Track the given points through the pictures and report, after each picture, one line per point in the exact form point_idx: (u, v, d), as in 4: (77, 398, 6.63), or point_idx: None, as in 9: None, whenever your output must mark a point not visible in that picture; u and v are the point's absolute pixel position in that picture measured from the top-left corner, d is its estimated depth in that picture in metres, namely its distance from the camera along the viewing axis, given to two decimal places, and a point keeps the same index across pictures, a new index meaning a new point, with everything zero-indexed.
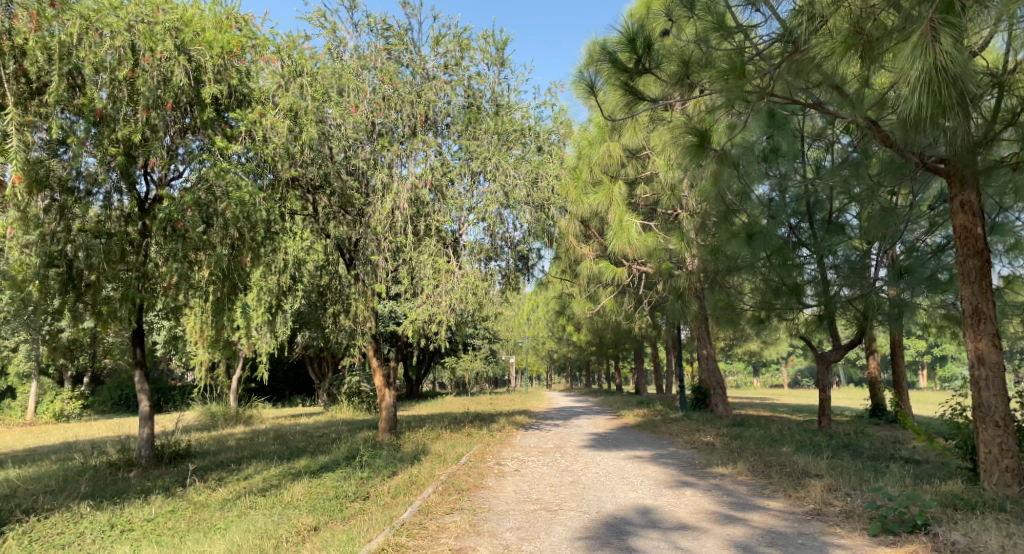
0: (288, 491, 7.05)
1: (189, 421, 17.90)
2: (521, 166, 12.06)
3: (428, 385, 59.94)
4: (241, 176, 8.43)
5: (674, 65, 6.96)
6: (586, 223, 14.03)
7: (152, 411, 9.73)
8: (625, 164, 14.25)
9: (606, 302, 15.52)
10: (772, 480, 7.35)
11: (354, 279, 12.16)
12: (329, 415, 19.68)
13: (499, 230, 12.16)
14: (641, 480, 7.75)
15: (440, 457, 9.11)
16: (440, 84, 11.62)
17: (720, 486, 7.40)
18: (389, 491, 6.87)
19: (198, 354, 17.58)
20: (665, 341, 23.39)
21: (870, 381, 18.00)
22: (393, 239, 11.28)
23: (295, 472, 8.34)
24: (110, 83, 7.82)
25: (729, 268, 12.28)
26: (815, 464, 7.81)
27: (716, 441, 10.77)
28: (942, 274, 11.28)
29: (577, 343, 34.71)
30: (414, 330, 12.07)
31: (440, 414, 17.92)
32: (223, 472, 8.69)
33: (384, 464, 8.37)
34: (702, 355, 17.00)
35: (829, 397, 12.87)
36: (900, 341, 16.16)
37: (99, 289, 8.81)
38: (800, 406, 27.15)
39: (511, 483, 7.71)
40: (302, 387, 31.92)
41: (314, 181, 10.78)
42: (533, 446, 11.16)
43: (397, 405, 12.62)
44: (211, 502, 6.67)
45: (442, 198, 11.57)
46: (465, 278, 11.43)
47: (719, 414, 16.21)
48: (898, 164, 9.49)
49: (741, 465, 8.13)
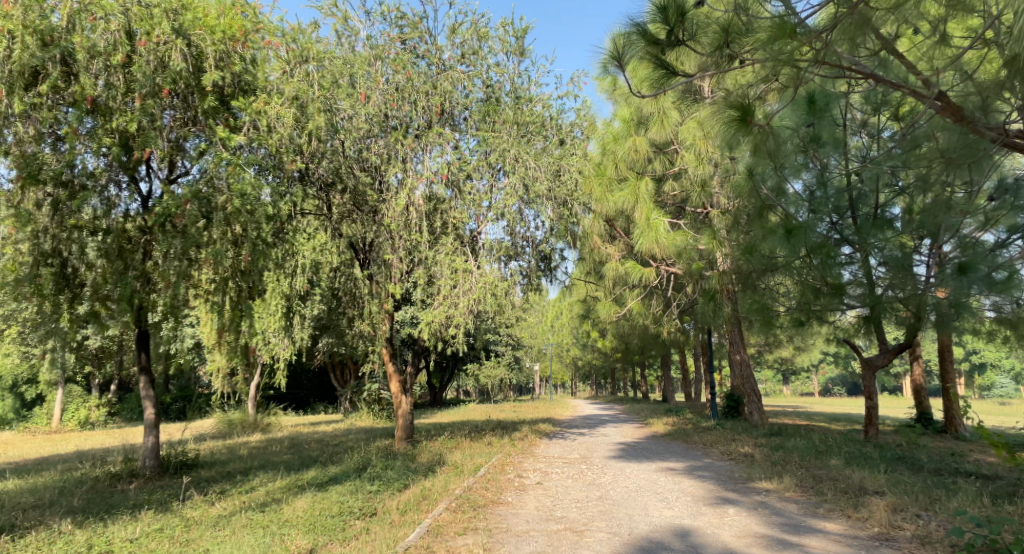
0: (290, 507, 6.47)
1: (206, 429, 17.53)
2: (543, 158, 11.50)
3: (452, 392, 59.38)
4: (246, 168, 7.96)
5: (712, 34, 6.29)
6: (612, 222, 13.32)
7: (158, 419, 9.32)
8: (652, 159, 13.54)
9: (633, 305, 14.80)
10: (825, 499, 6.58)
11: (368, 280, 11.66)
12: (348, 422, 19.21)
13: (520, 228, 11.60)
14: (677, 497, 7.03)
15: (456, 468, 8.48)
16: (457, 74, 11.12)
17: (765, 503, 6.64)
18: (398, 507, 6.26)
19: (214, 361, 17.22)
20: (694, 346, 22.59)
21: (914, 389, 16.95)
22: (408, 238, 10.73)
23: (302, 485, 7.80)
24: (104, 70, 7.46)
25: (766, 267, 11.49)
26: (873, 479, 7.01)
27: (755, 452, 9.97)
28: (1000, 273, 10.03)
29: (603, 350, 33.90)
30: (430, 334, 11.48)
31: (461, 422, 17.33)
32: (226, 484, 8.16)
33: (396, 477, 7.76)
34: (734, 360, 16.13)
35: (876, 405, 11.96)
36: (949, 346, 15.14)
37: (97, 289, 8.30)
38: (835, 415, 26.04)
39: (532, 498, 7.03)
40: (325, 395, 31.58)
41: (325, 178, 10.30)
42: (557, 456, 10.47)
43: (414, 413, 12.06)
44: (206, 520, 6.12)
45: (459, 194, 11.00)
46: (484, 278, 10.80)
47: (754, 423, 15.33)
48: (964, 140, 8.66)
49: (787, 479, 7.36)
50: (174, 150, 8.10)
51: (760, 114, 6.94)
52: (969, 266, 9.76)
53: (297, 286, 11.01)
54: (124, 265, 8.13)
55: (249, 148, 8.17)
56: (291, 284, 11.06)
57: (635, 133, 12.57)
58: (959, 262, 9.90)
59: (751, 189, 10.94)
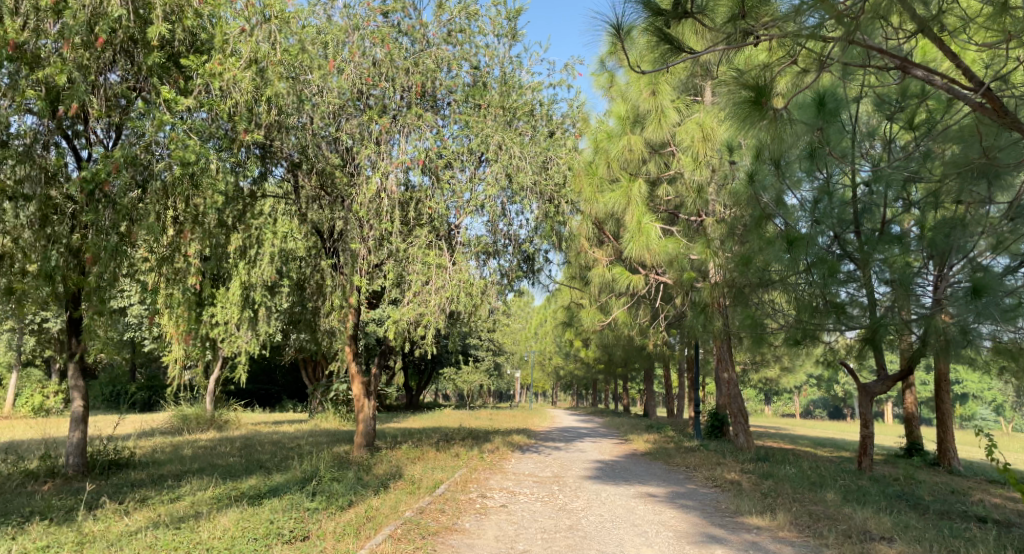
0: (210, 524, 5.54)
1: (159, 424, 16.40)
2: (529, 148, 10.64)
3: (431, 395, 58.26)
4: (190, 134, 7.03)
5: (725, 5, 5.49)
6: (601, 225, 12.54)
7: (88, 412, 8.29)
8: (646, 161, 12.76)
9: (618, 313, 13.99)
10: (825, 543, 5.76)
11: (335, 271, 10.77)
12: (313, 423, 18.18)
13: (501, 225, 10.78)
14: (657, 531, 6.16)
15: (412, 484, 7.58)
16: (444, 54, 10.26)
17: (757, 544, 5.80)
18: (335, 532, 5.38)
19: (172, 351, 16.16)
20: (680, 361, 21.86)
21: (905, 417, 16.23)
22: (379, 226, 9.90)
23: (237, 496, 6.86)
24: (33, 13, 6.60)
25: (760, 281, 10.77)
26: (877, 521, 6.20)
27: (742, 479, 9.16)
28: (1012, 301, 8.66)
29: (586, 360, 33.10)
30: (398, 334, 10.55)
31: (432, 428, 16.43)
32: (150, 490, 7.22)
33: (341, 491, 6.86)
34: (721, 378, 15.28)
35: (873, 434, 11.18)
36: (945, 374, 14.44)
37: (22, 263, 7.29)
38: (820, 439, 25.38)
39: (493, 525, 6.14)
40: (297, 392, 30.46)
41: (290, 155, 9.52)
42: (528, 474, 9.55)
43: (377, 418, 11.15)
44: (107, 537, 5.19)
45: (436, 182, 10.12)
46: (458, 275, 9.98)
47: (739, 446, 14.46)
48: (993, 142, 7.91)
49: (780, 515, 6.54)
50: (112, 112, 7.21)
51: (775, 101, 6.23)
52: (986, 286, 8.52)
53: (264, 275, 10.16)
54: (49, 236, 7.05)
55: (201, 114, 7.34)
56: (257, 273, 10.19)
57: (630, 132, 12.01)
58: (974, 282, 8.66)
59: (750, 197, 10.58)
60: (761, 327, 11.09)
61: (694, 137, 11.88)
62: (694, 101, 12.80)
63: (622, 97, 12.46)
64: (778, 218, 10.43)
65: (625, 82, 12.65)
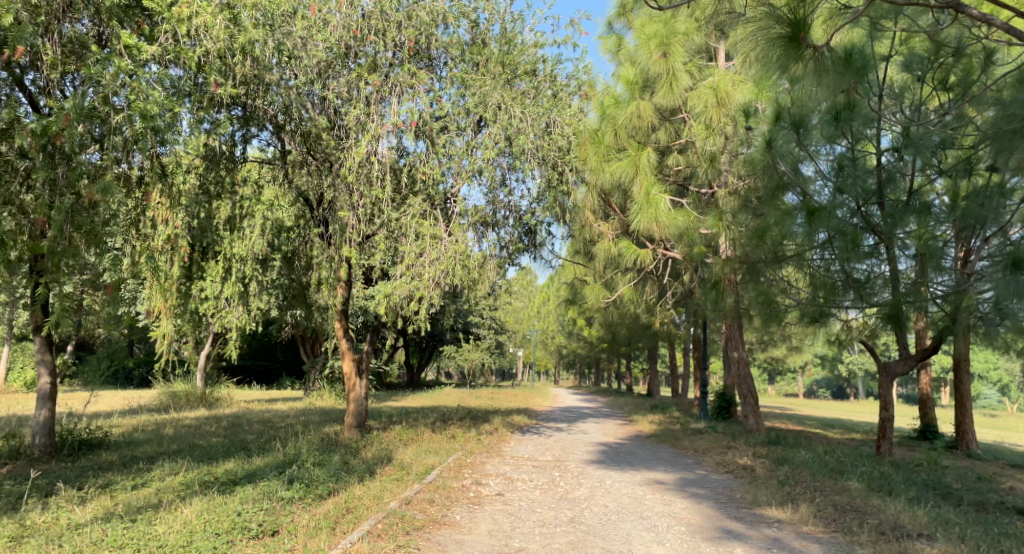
0: (169, 516, 4.95)
1: (148, 402, 15.89)
2: (531, 110, 9.96)
3: (432, 373, 57.86)
4: (154, 85, 6.34)
5: None
6: (606, 196, 11.81)
7: (55, 389, 7.75)
8: (655, 128, 12.01)
9: (624, 290, 13.35)
10: (857, 540, 5.15)
11: (326, 243, 10.18)
12: (307, 402, 17.65)
13: (501, 194, 10.11)
14: (668, 526, 5.56)
15: (402, 470, 7.01)
16: (439, 7, 9.51)
17: (780, 542, 5.19)
18: (308, 527, 4.80)
19: (161, 326, 15.60)
20: (687, 340, 21.25)
21: (920, 399, 15.59)
22: (369, 193, 9.23)
23: (207, 481, 6.29)
24: None
25: (774, 257, 10.00)
26: (911, 515, 5.59)
27: (756, 464, 8.58)
28: None
29: (589, 339, 32.49)
30: (389, 309, 9.94)
31: (430, 408, 15.89)
32: (115, 474, 6.66)
33: (321, 479, 6.28)
34: (731, 357, 14.65)
35: (892, 417, 10.55)
36: (964, 356, 13.78)
37: None
38: (827, 421, 24.80)
39: (486, 517, 5.56)
40: (295, 369, 30.03)
41: (274, 117, 8.89)
42: (528, 457, 8.99)
43: (369, 398, 10.57)
44: (50, 531, 4.62)
45: (431, 147, 9.47)
46: (455, 246, 9.37)
47: (748, 428, 13.85)
48: None
49: (803, 508, 5.93)
50: (68, 58, 6.51)
51: (814, 35, 5.64)
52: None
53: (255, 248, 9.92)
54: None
55: (174, 68, 6.78)
56: (248, 246, 9.97)
57: (639, 97, 11.13)
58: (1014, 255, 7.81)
59: (767, 165, 9.80)
60: (776, 306, 10.31)
61: (707, 101, 10.97)
62: (707, 66, 12.02)
63: (631, 60, 11.70)
64: (794, 190, 9.60)
65: (634, 45, 11.88)
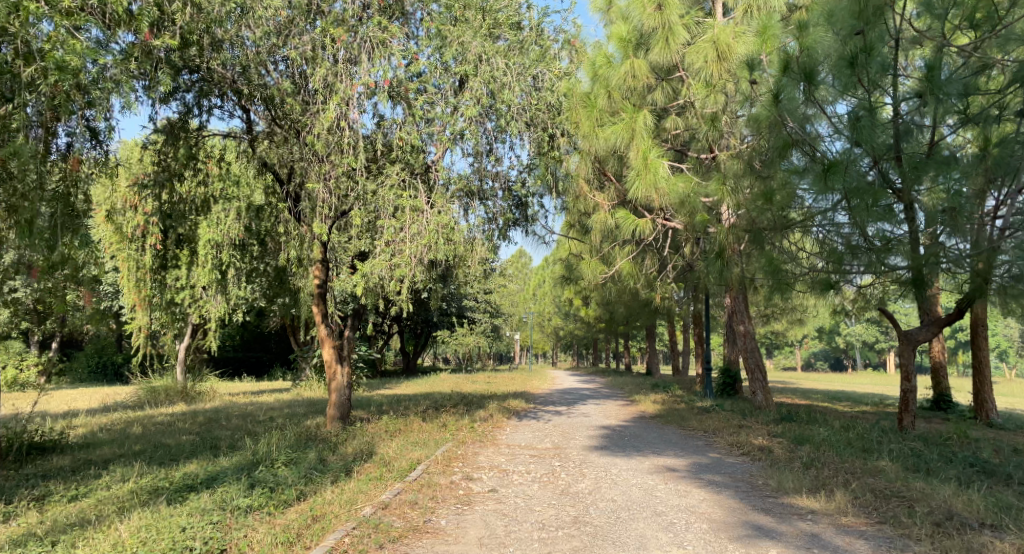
0: (98, 536, 4.17)
1: (125, 398, 15.08)
2: (516, 68, 9.13)
3: (430, 359, 57.24)
4: (72, 33, 5.50)
5: None
6: (600, 164, 10.95)
7: None
8: (650, 89, 11.13)
9: (622, 263, 12.54)
10: (909, 534, 4.43)
11: (298, 223, 9.32)
12: (295, 392, 16.87)
13: (487, 161, 9.24)
14: (688, 523, 4.81)
15: (383, 467, 6.25)
16: None
17: (820, 539, 4.45)
18: (261, 544, 4.04)
19: (136, 319, 14.76)
20: (687, 315, 20.50)
21: (933, 367, 14.83)
22: (340, 163, 8.34)
23: (161, 488, 5.53)
24: None
25: (782, 223, 8.97)
26: (966, 501, 4.87)
27: (774, 445, 7.84)
28: None
29: (587, 319, 31.71)
30: (368, 291, 9.10)
31: (422, 395, 15.08)
32: (59, 482, 5.89)
33: (289, 481, 5.50)
34: (737, 331, 13.88)
35: (915, 388, 9.80)
36: (981, 321, 13.02)
37: None
38: (833, 394, 24.09)
39: (475, 521, 4.80)
40: (287, 359, 29.28)
41: (234, 82, 8.34)
42: (525, 446, 8.23)
43: (352, 387, 9.75)
44: None
45: (408, 112, 8.55)
46: (438, 218, 8.48)
47: (758, 405, 13.13)
48: None
49: (838, 495, 5.20)
50: None
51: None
52: None
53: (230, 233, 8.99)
54: None
55: (106, 23, 6.02)
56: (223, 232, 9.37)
57: (633, 55, 10.27)
58: None
59: (771, 122, 8.34)
60: (784, 274, 9.08)
61: (707, 56, 9.83)
62: (704, 20, 11.05)
63: (622, 16, 10.87)
64: (802, 149, 8.25)
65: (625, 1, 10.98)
